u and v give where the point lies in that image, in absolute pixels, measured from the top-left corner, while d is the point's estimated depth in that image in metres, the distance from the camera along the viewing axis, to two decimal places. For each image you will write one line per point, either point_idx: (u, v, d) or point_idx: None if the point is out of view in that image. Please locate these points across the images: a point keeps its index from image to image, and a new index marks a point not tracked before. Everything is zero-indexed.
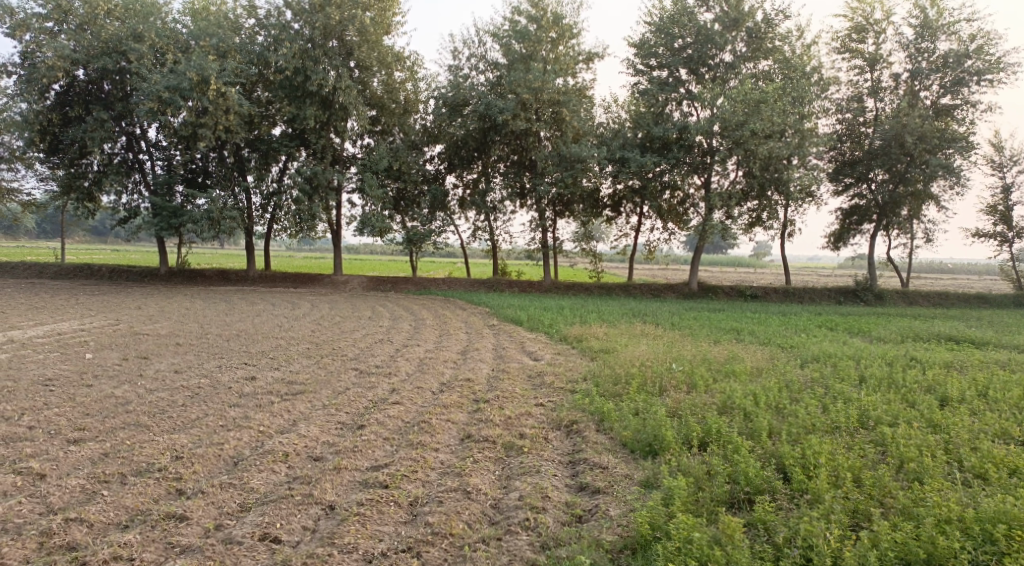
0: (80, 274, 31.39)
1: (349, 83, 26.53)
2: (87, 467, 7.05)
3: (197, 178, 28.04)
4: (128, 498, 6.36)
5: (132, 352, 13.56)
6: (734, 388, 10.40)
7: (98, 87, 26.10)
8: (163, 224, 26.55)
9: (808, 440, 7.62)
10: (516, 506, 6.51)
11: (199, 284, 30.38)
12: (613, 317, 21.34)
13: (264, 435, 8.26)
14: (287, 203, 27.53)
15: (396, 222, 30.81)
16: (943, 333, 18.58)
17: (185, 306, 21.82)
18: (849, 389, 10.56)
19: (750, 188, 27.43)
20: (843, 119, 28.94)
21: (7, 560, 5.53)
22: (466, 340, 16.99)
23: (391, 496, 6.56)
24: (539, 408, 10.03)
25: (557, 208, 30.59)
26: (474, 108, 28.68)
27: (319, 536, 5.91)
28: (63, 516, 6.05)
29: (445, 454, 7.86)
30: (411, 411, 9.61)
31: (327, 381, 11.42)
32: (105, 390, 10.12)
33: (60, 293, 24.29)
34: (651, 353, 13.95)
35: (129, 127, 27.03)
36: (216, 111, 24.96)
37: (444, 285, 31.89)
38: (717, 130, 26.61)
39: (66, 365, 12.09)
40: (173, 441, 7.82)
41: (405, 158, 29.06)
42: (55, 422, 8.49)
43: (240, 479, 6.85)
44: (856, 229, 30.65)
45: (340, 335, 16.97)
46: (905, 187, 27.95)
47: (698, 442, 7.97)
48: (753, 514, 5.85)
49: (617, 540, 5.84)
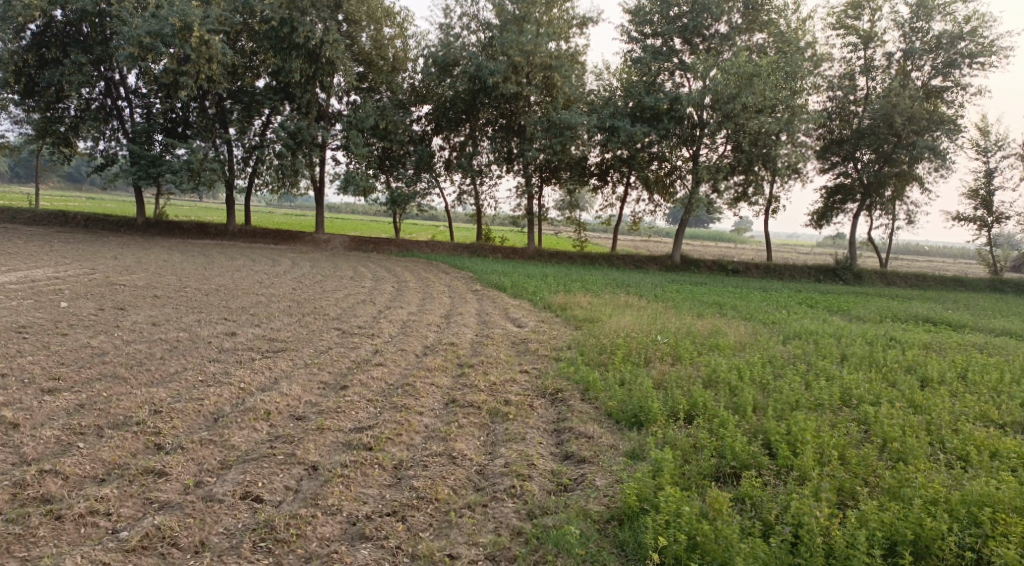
0: (55, 220, 30.60)
1: (337, 36, 25.78)
2: (62, 418, 6.85)
3: (177, 128, 27.26)
4: (105, 451, 6.19)
5: (108, 303, 13.23)
6: (718, 361, 10.43)
7: (75, 28, 25.06)
8: (141, 173, 25.89)
9: (793, 416, 7.65)
10: (502, 473, 6.46)
11: (177, 236, 29.78)
12: (597, 286, 21.32)
13: (244, 392, 8.10)
14: (270, 158, 26.91)
15: (380, 182, 30.32)
16: (920, 314, 18.81)
17: (162, 259, 21.34)
18: (832, 367, 10.62)
19: (738, 163, 27.36)
20: (833, 97, 28.85)
21: None
22: (450, 304, 16.87)
23: (375, 459, 6.46)
24: (524, 375, 9.96)
25: (543, 175, 30.28)
26: (464, 68, 28.07)
27: (302, 497, 5.81)
28: (37, 467, 5.87)
29: (429, 418, 7.77)
30: (395, 374, 9.50)
31: (309, 339, 11.25)
32: (80, 341, 9.85)
33: (32, 240, 23.64)
34: (636, 324, 13.94)
35: (108, 72, 26.09)
36: (198, 59, 24.15)
37: (427, 248, 31.60)
38: (709, 103, 26.33)
39: (40, 314, 11.75)
40: (151, 395, 7.63)
41: (392, 117, 28.44)
42: (29, 371, 8.25)
43: (221, 436, 6.70)
44: (839, 208, 30.80)
45: (322, 294, 16.74)
46: (891, 168, 28.01)
47: (684, 415, 7.97)
48: (740, 489, 5.87)
49: (604, 510, 5.81)
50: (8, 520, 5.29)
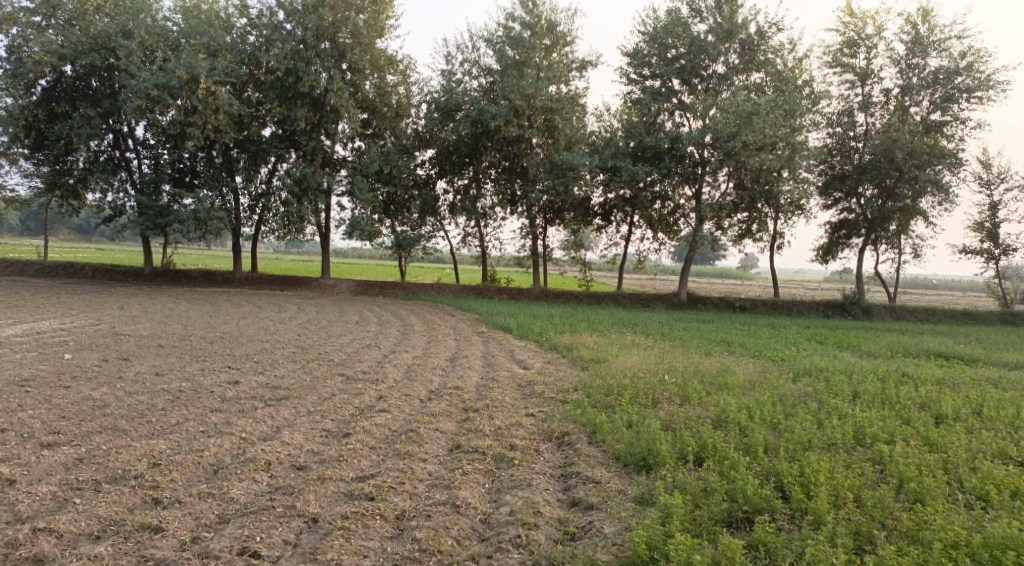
0: (63, 272, 30.82)
1: (341, 85, 26.28)
2: (60, 473, 6.75)
3: (185, 178, 27.64)
4: (101, 507, 6.06)
5: (112, 353, 13.19)
6: (727, 400, 10.26)
7: (86, 83, 25.66)
8: (149, 223, 26.11)
9: (806, 457, 7.46)
10: (507, 521, 6.28)
11: (184, 284, 29.90)
12: (603, 326, 21.18)
13: (245, 442, 7.98)
14: (276, 205, 27.19)
15: (386, 227, 30.52)
16: (932, 349, 18.56)
17: (168, 307, 21.40)
18: (844, 405, 10.40)
19: (741, 201, 27.47)
20: (833, 133, 29.06)
21: None
22: (455, 347, 16.76)
23: (377, 509, 6.30)
24: (530, 418, 9.80)
25: (547, 216, 30.45)
26: (466, 113, 28.50)
27: (301, 552, 5.64)
28: (31, 526, 5.74)
29: (433, 465, 7.61)
30: (399, 420, 9.36)
31: (312, 386, 11.14)
32: (81, 393, 9.78)
33: (40, 291, 23.79)
34: (643, 364, 13.78)
35: (117, 124, 26.60)
36: (206, 110, 24.62)
37: (433, 291, 31.64)
38: (709, 142, 26.61)
39: (43, 366, 11.71)
40: (150, 447, 7.52)
41: (396, 162, 28.81)
42: (29, 425, 8.16)
43: (220, 488, 6.56)
44: (844, 243, 30.75)
45: (327, 339, 16.69)
46: (895, 203, 28.13)
47: (693, 457, 7.79)
48: (754, 535, 5.68)
49: (613, 560, 5.62)
50: None
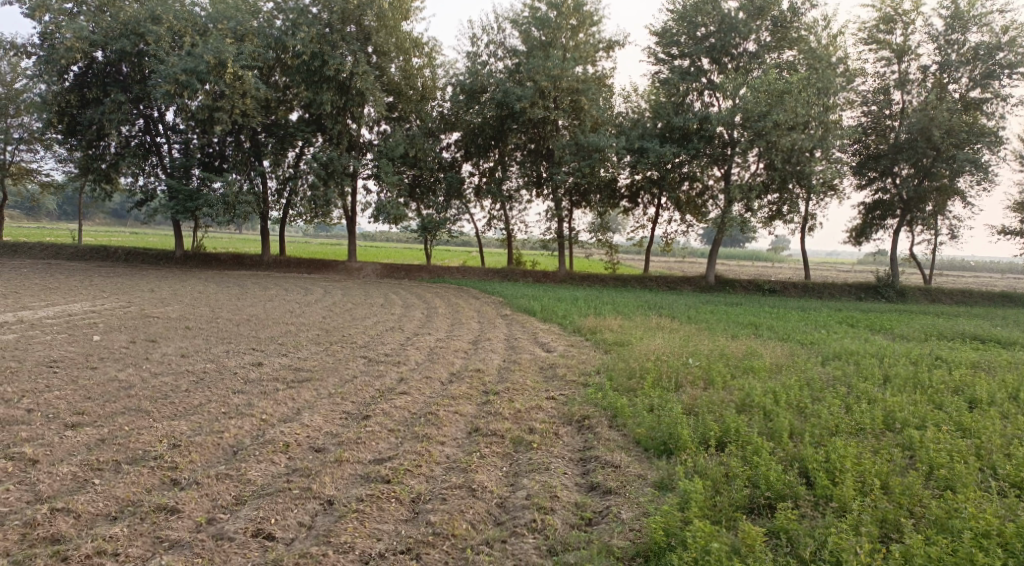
0: (97, 255, 31.45)
1: (366, 68, 26.24)
2: (82, 454, 6.84)
3: (213, 163, 27.90)
4: (120, 487, 6.13)
5: (140, 335, 13.38)
6: (752, 384, 10.04)
7: (116, 69, 25.96)
8: (179, 207, 26.39)
9: (832, 442, 7.25)
10: (523, 506, 6.20)
11: (213, 268, 30.33)
12: (629, 309, 20.95)
13: (265, 424, 8.02)
14: (302, 189, 27.31)
15: (411, 210, 30.51)
16: (968, 332, 17.99)
17: (197, 290, 21.68)
18: (874, 389, 10.11)
19: (771, 181, 26.87)
20: (868, 112, 28.20)
21: None
22: (478, 329, 16.70)
23: (392, 492, 6.27)
24: (551, 401, 9.70)
25: (573, 198, 30.18)
26: (491, 95, 28.29)
27: (315, 534, 5.64)
28: (49, 506, 5.82)
29: (451, 448, 7.57)
30: (419, 402, 9.32)
31: (335, 368, 11.18)
32: (108, 374, 9.93)
33: (74, 275, 24.27)
34: (667, 348, 13.57)
35: (147, 110, 26.91)
36: (233, 95, 24.80)
37: (458, 274, 31.64)
38: (739, 121, 26.05)
39: (73, 347, 11.92)
40: (172, 428, 7.60)
41: (421, 145, 28.72)
42: (55, 405, 8.30)
43: (238, 470, 6.60)
44: (878, 225, 29.92)
45: (351, 322, 16.78)
46: (931, 183, 27.25)
47: (716, 442, 7.62)
48: (774, 522, 5.51)
49: (629, 546, 5.49)
50: (15, 562, 5.22)
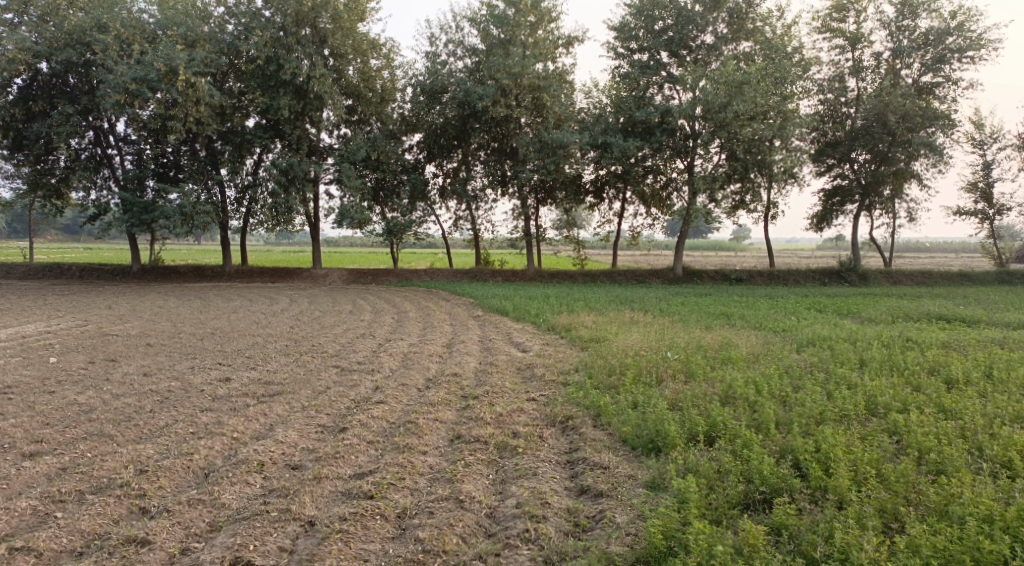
0: (50, 273, 30.27)
1: (324, 71, 25.71)
2: (42, 485, 6.41)
3: (168, 173, 27.03)
4: (84, 520, 5.73)
5: (100, 355, 12.79)
6: (733, 375, 9.99)
7: (62, 80, 24.97)
8: (134, 220, 25.46)
9: (820, 432, 7.18)
10: (514, 515, 5.97)
11: (173, 281, 29.40)
12: (601, 304, 20.87)
13: (237, 442, 7.65)
14: (263, 196, 26.64)
15: (376, 214, 30.01)
16: (932, 312, 18.33)
17: (157, 305, 20.93)
18: (853, 374, 10.12)
19: (734, 171, 27.10)
20: (824, 100, 28.66)
21: None
22: (452, 332, 16.41)
23: (377, 509, 5.99)
24: (532, 403, 9.49)
25: (539, 196, 29.99)
26: (453, 95, 27.96)
27: (297, 559, 5.33)
28: (8, 545, 5.39)
29: (434, 458, 7.30)
30: (397, 411, 9.02)
31: (307, 380, 10.79)
32: (67, 397, 9.40)
33: (25, 294, 23.24)
34: (644, 342, 13.47)
35: (96, 121, 25.94)
36: (186, 102, 23.99)
37: (426, 276, 31.26)
38: (700, 113, 26.21)
39: (28, 371, 11.31)
40: (138, 452, 7.19)
41: (384, 148, 28.24)
42: (11, 434, 7.80)
43: (211, 493, 6.24)
44: (838, 210, 30.34)
45: (321, 330, 16.35)
46: (888, 167, 27.75)
47: (703, 436, 7.51)
48: (775, 518, 5.39)
49: (628, 552, 5.31)
50: None
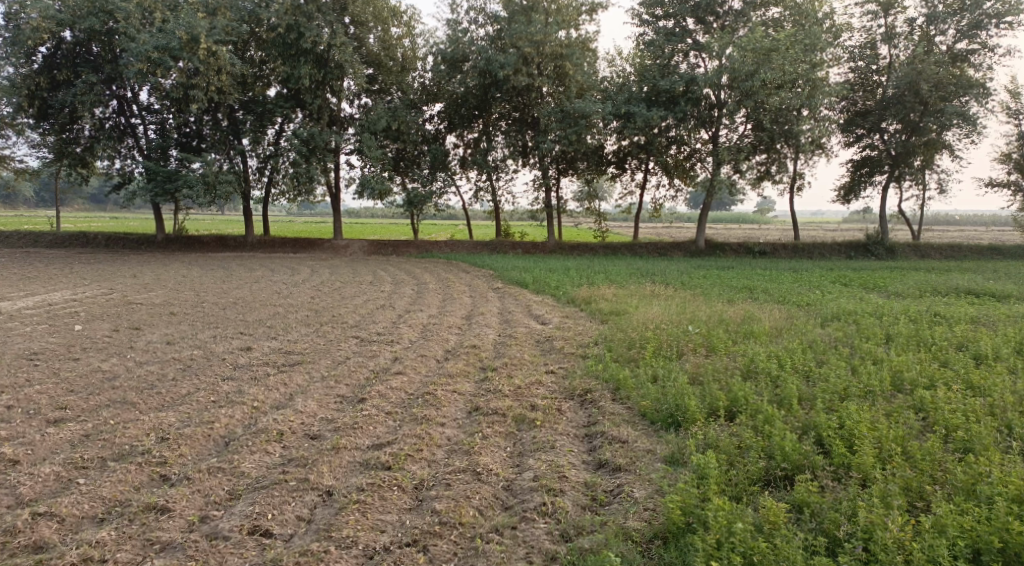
0: (77, 242, 30.70)
1: (344, 39, 25.48)
2: (65, 452, 6.49)
3: (191, 142, 27.10)
4: (106, 487, 5.80)
5: (124, 323, 12.94)
6: (755, 349, 9.85)
7: (85, 48, 25.01)
8: (157, 189, 25.57)
9: (845, 408, 7.03)
10: (531, 488, 5.94)
11: (197, 250, 29.68)
12: (622, 277, 20.67)
13: (257, 412, 7.70)
14: (285, 166, 26.69)
15: (396, 184, 29.92)
16: (960, 287, 17.89)
17: (181, 274, 21.14)
18: (878, 349, 9.92)
19: (760, 142, 26.50)
20: (855, 68, 27.78)
21: None
22: (471, 304, 16.36)
23: (394, 480, 6.01)
24: (550, 376, 9.44)
25: (560, 166, 29.63)
26: (474, 63, 27.57)
27: (315, 529, 5.35)
28: (31, 511, 5.47)
29: (451, 430, 7.28)
30: (415, 382, 9.03)
31: (327, 350, 10.83)
32: (92, 365, 9.53)
33: (53, 263, 23.57)
34: (665, 315, 13.33)
35: (119, 90, 25.99)
36: (207, 72, 23.93)
37: (446, 248, 31.20)
38: (726, 82, 25.59)
39: (54, 338, 11.47)
40: (159, 420, 7.26)
41: (404, 117, 28.00)
42: (37, 400, 7.92)
43: (230, 462, 6.30)
44: (867, 182, 29.56)
45: (341, 301, 16.40)
46: (919, 138, 26.93)
47: (724, 411, 7.41)
48: (796, 496, 5.29)
49: (645, 528, 5.25)
50: None
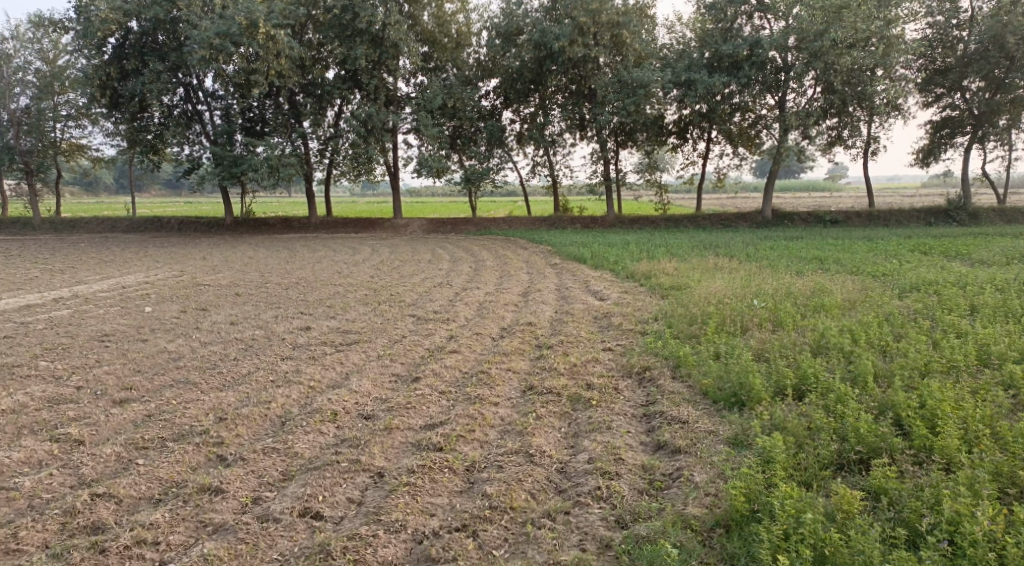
0: (151, 226, 32.00)
1: (399, 18, 25.41)
2: (127, 432, 6.68)
3: (255, 127, 27.71)
4: (163, 468, 5.92)
5: (191, 304, 13.34)
6: (826, 324, 9.28)
7: (152, 38, 25.74)
8: (224, 173, 26.18)
9: (925, 386, 6.51)
10: (586, 471, 5.73)
11: (263, 232, 30.45)
12: (683, 250, 20.03)
13: (314, 391, 7.75)
14: (344, 147, 26.99)
15: (453, 162, 29.87)
16: None
17: (247, 256, 21.71)
18: (962, 322, 9.21)
19: (830, 105, 25.01)
20: (932, 23, 25.80)
21: (24, 545, 5.05)
22: (528, 281, 16.18)
23: (445, 461, 5.90)
24: (607, 353, 9.17)
25: (618, 139, 28.89)
26: (529, 36, 27.06)
27: (364, 512, 5.30)
28: (91, 492, 5.61)
29: (505, 409, 7.13)
30: (470, 360, 8.93)
31: (384, 329, 10.86)
32: (158, 346, 9.81)
33: (129, 247, 24.60)
34: (729, 289, 12.78)
35: (185, 77, 26.69)
36: (267, 55, 24.24)
37: (504, 225, 31.05)
38: (793, 44, 24.43)
39: (126, 320, 11.91)
40: (219, 400, 7.39)
41: (460, 94, 27.86)
42: (104, 381, 8.18)
43: (285, 443, 6.33)
44: (947, 144, 27.58)
45: (400, 279, 16.48)
46: (1005, 95, 24.97)
47: (793, 390, 6.97)
48: (872, 482, 4.89)
49: (706, 516, 4.95)
50: (53, 555, 4.96)
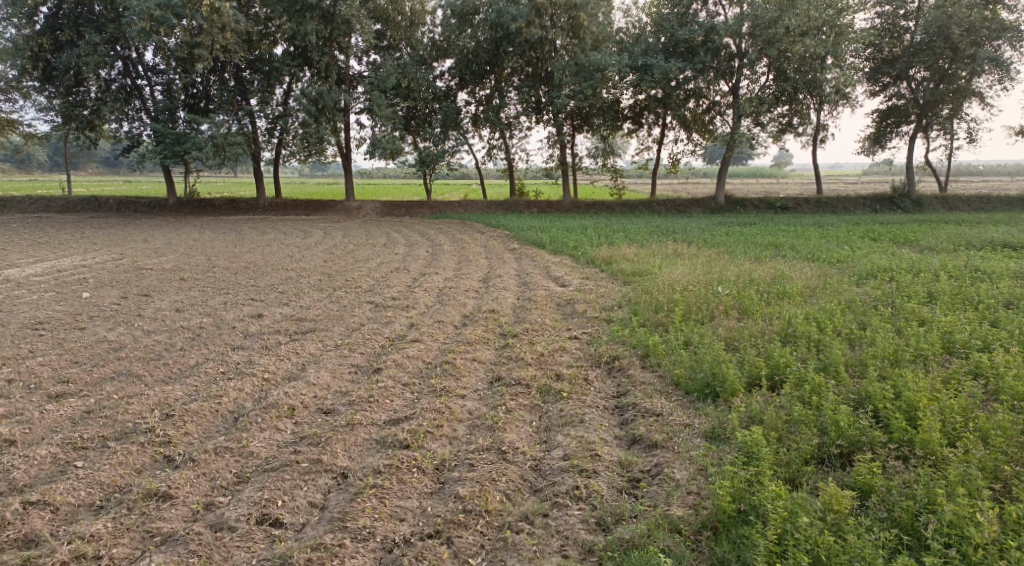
0: (87, 206, 30.32)
1: None
2: (64, 431, 6.12)
3: (198, 104, 26.25)
4: (104, 471, 5.42)
5: (133, 290, 12.55)
6: (790, 312, 9.26)
7: (88, 8, 24.20)
8: (167, 151, 24.93)
9: (897, 375, 6.48)
10: (562, 469, 5.49)
11: (209, 213, 29.20)
12: (642, 235, 19.99)
13: (268, 384, 7.28)
14: (294, 126, 25.98)
15: (408, 143, 29.10)
16: (994, 240, 17.05)
17: (192, 238, 20.70)
18: (923, 309, 9.29)
19: (782, 93, 25.25)
20: (881, 13, 26.22)
21: None
22: (487, 266, 15.83)
23: (413, 461, 5.56)
24: (574, 342, 8.94)
25: (575, 122, 28.57)
26: (484, 16, 26.49)
27: (329, 518, 4.94)
28: (22, 500, 5.08)
29: (472, 403, 6.82)
30: (433, 350, 8.58)
31: (340, 316, 10.38)
32: (97, 335, 9.13)
33: (63, 228, 23.19)
34: (691, 275, 12.71)
35: (124, 51, 25.19)
36: (211, 29, 23.06)
37: (460, 209, 30.58)
38: (747, 31, 24.63)
39: (61, 307, 11.10)
40: (165, 395, 6.87)
41: (414, 74, 27.25)
42: (38, 374, 7.53)
43: (238, 442, 5.88)
44: (893, 132, 28.27)
45: (354, 264, 15.93)
46: (948, 85, 25.67)
47: (766, 380, 6.88)
48: (859, 479, 4.80)
49: (692, 518, 4.77)
50: None
